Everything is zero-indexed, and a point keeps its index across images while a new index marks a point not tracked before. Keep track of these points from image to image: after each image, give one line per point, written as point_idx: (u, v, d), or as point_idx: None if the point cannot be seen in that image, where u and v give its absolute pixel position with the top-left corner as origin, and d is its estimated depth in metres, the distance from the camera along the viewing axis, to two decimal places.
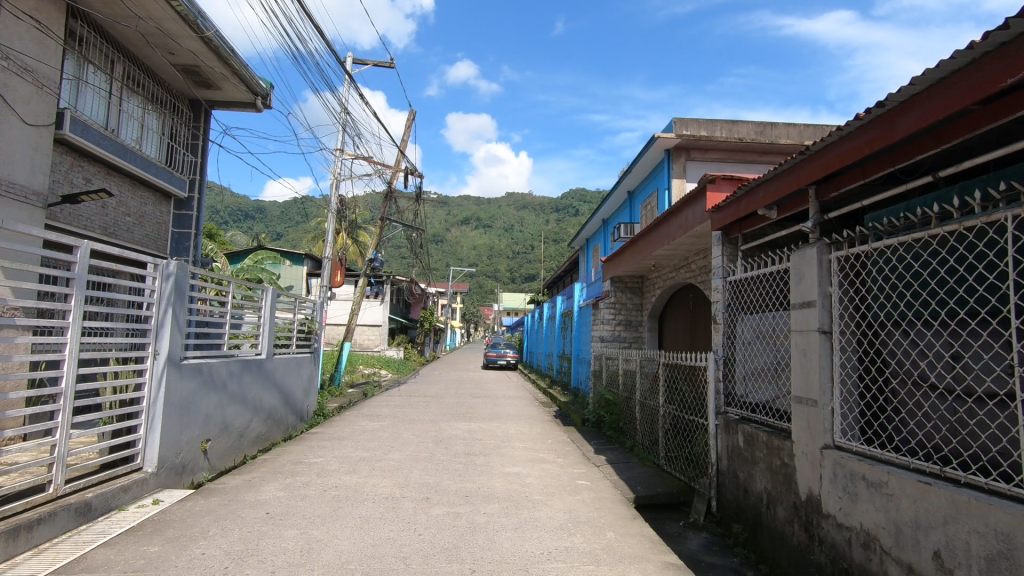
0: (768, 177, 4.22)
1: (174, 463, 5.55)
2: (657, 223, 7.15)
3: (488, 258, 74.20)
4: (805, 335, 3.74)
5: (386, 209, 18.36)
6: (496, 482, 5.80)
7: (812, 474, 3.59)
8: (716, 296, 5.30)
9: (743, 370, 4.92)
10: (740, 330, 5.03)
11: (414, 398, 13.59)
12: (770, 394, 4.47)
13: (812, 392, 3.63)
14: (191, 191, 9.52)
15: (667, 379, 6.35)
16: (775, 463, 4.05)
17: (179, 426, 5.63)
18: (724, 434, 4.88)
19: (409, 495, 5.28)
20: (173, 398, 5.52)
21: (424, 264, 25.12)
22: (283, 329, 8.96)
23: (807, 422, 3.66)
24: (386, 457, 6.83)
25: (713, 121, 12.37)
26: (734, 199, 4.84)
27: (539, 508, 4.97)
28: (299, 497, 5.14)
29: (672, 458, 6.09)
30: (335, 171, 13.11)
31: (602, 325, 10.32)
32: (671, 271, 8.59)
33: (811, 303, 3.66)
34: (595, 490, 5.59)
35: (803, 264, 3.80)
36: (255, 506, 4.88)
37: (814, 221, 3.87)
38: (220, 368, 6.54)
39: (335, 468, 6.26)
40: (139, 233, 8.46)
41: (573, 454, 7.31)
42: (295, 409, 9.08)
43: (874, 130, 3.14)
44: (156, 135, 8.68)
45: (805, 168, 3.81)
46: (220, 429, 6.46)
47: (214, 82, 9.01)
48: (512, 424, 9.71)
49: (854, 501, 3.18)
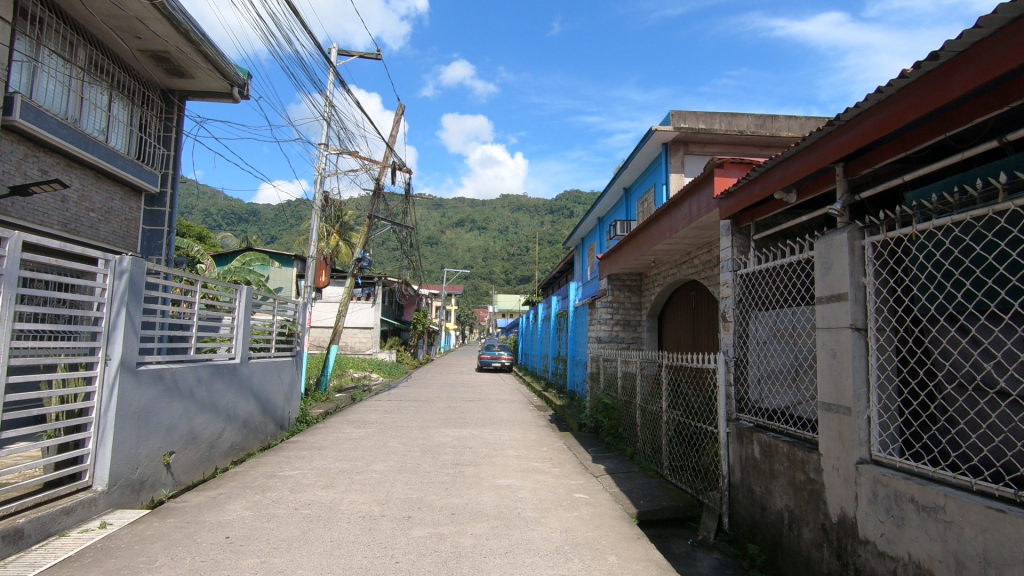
0: (787, 156, 3.73)
1: (130, 480, 5.01)
2: (657, 215, 6.68)
3: (483, 260, 73.66)
4: (833, 334, 3.28)
5: (378, 207, 17.79)
6: (486, 496, 5.30)
7: (845, 493, 3.13)
8: (726, 291, 4.79)
9: (757, 372, 4.43)
10: (752, 329, 4.53)
11: (405, 402, 13.08)
12: (788, 400, 4.00)
13: (843, 399, 3.16)
14: (163, 186, 9.04)
15: (669, 383, 5.87)
16: (799, 478, 3.58)
17: (136, 439, 5.10)
18: (736, 443, 4.41)
19: (390, 513, 4.78)
20: (129, 409, 4.99)
21: (417, 264, 24.57)
22: (261, 333, 8.41)
23: (838, 433, 3.19)
24: (368, 469, 6.32)
25: (712, 113, 11.94)
26: (746, 183, 4.35)
27: (532, 528, 4.48)
28: (266, 518, 4.61)
29: (677, 468, 5.62)
30: (321, 166, 12.60)
31: (601, 325, 9.98)
32: (671, 268, 8.19)
33: (842, 297, 3.21)
34: (595, 505, 5.10)
35: (831, 253, 3.33)
36: (217, 529, 4.37)
37: (843, 202, 3.37)
38: (186, 375, 6.01)
39: (311, 482, 5.75)
40: (105, 230, 7.92)
41: (570, 463, 6.81)
42: (273, 416, 8.54)
43: (922, 90, 2.67)
44: (124, 127, 8.16)
45: (832, 142, 3.34)
46: (185, 441, 5.92)
47: (187, 71, 8.49)
48: (506, 430, 9.21)
49: (901, 527, 2.71)
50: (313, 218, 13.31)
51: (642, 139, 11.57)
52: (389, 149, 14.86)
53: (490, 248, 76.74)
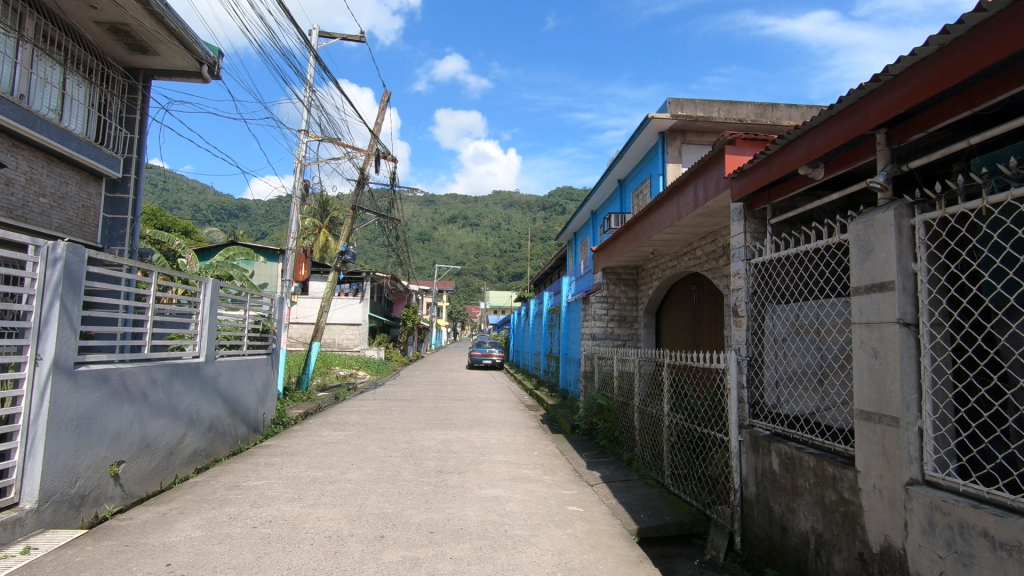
0: (817, 123, 3.22)
1: (67, 495, 4.42)
2: (658, 201, 6.15)
3: (474, 256, 72.93)
4: (874, 331, 2.78)
5: (364, 199, 17.16)
6: (469, 511, 4.77)
7: (890, 518, 2.63)
8: (738, 282, 4.26)
9: (775, 374, 3.92)
10: (769, 325, 4.02)
11: (389, 402, 12.51)
12: (812, 405, 3.51)
13: (888, 407, 2.67)
14: (126, 171, 8.42)
15: (671, 383, 5.37)
16: (829, 498, 3.09)
17: (76, 448, 4.52)
18: (750, 453, 3.91)
19: (360, 532, 4.24)
20: (65, 415, 4.40)
21: (405, 259, 23.98)
22: (231, 330, 7.81)
23: (881, 447, 2.70)
24: (342, 478, 5.77)
25: (711, 101, 11.46)
26: (764, 159, 3.83)
27: (520, 550, 3.96)
28: (217, 540, 4.05)
29: (679, 477, 5.12)
30: (301, 154, 11.97)
31: (594, 321, 9.36)
32: (671, 260, 7.68)
33: (886, 286, 2.71)
34: (590, 520, 4.59)
35: (872, 235, 2.83)
36: (159, 554, 3.82)
37: (886, 173, 2.83)
38: (139, 376, 5.42)
39: (276, 495, 5.18)
40: (59, 217, 7.31)
41: (563, 470, 6.28)
42: (245, 418, 7.97)
43: (1002, 27, 2.17)
44: (81, 106, 7.52)
45: (874, 105, 2.84)
46: (137, 448, 5.33)
47: (150, 46, 7.85)
48: (494, 432, 8.69)
49: (968, 567, 2.21)
50: (293, 208, 12.67)
51: (638, 127, 11.05)
52: (374, 137, 14.26)
53: (482, 244, 76.08)
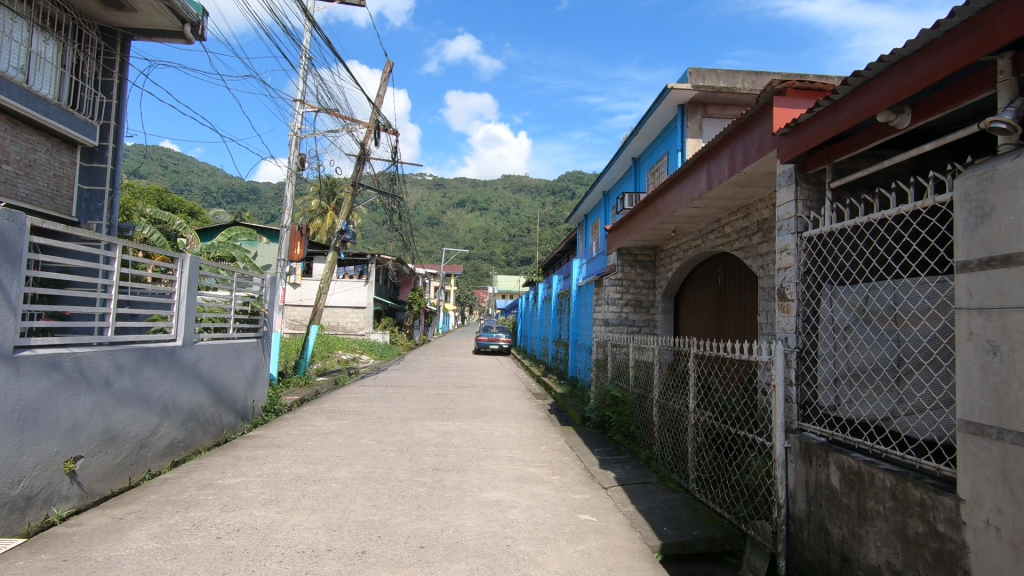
0: (911, 49, 2.50)
1: (8, 499, 3.86)
2: (684, 170, 5.42)
3: (483, 239, 72.03)
4: (990, 319, 2.11)
5: (366, 178, 16.49)
6: (467, 519, 4.18)
7: (1010, 567, 1.99)
8: (787, 260, 3.60)
9: (833, 370, 3.25)
10: (825, 311, 3.35)
11: (390, 389, 11.94)
12: (886, 409, 2.84)
13: (1012, 421, 2.01)
14: (103, 139, 7.81)
15: (699, 377, 4.72)
16: (913, 529, 2.45)
17: (18, 444, 3.94)
18: (799, 462, 3.28)
19: (338, 547, 3.65)
20: (4, 407, 3.82)
21: (411, 242, 23.34)
22: (217, 311, 7.24)
23: (1000, 471, 2.04)
24: (328, 477, 5.21)
25: (734, 72, 10.66)
26: (830, 107, 3.11)
27: (524, 573, 3.34)
28: (171, 555, 3.47)
29: (707, 483, 4.50)
30: (297, 126, 11.32)
31: (607, 306, 8.70)
32: (694, 239, 6.98)
33: (1011, 259, 2.04)
34: (606, 534, 3.97)
35: (992, 192, 2.15)
36: (100, 572, 3.25)
37: (1014, 110, 2.14)
38: (100, 362, 4.81)
39: (251, 497, 4.60)
40: (26, 187, 6.73)
41: (573, 470, 5.68)
42: (231, 405, 7.43)
43: None
44: (51, 67, 6.90)
45: (1005, 17, 2.11)
46: (97, 442, 4.76)
47: (126, 2, 7.17)
48: (499, 424, 8.08)
49: None
50: (289, 185, 12.02)
51: (656, 99, 10.26)
52: (375, 111, 13.54)
53: (491, 229, 75.33)
